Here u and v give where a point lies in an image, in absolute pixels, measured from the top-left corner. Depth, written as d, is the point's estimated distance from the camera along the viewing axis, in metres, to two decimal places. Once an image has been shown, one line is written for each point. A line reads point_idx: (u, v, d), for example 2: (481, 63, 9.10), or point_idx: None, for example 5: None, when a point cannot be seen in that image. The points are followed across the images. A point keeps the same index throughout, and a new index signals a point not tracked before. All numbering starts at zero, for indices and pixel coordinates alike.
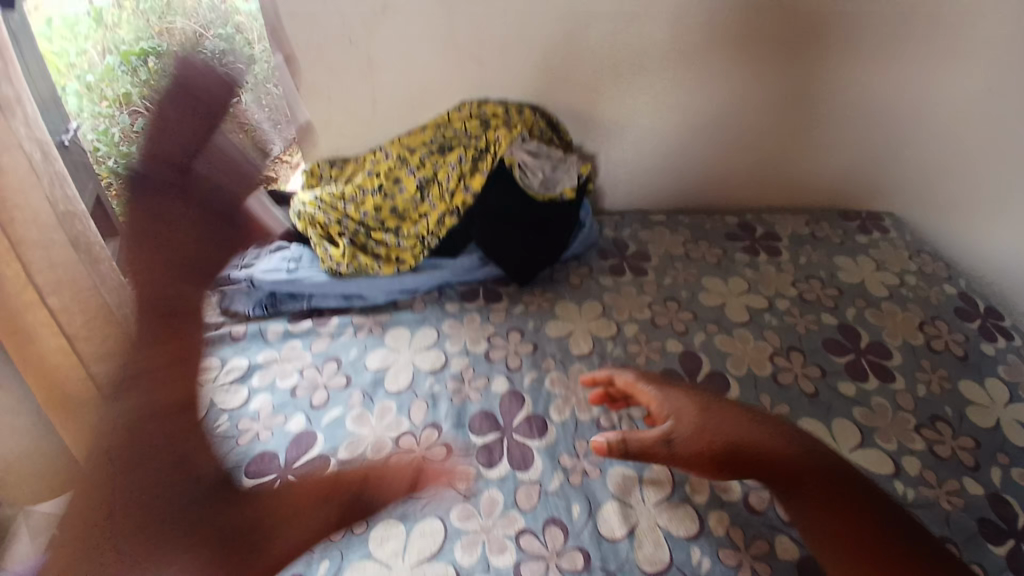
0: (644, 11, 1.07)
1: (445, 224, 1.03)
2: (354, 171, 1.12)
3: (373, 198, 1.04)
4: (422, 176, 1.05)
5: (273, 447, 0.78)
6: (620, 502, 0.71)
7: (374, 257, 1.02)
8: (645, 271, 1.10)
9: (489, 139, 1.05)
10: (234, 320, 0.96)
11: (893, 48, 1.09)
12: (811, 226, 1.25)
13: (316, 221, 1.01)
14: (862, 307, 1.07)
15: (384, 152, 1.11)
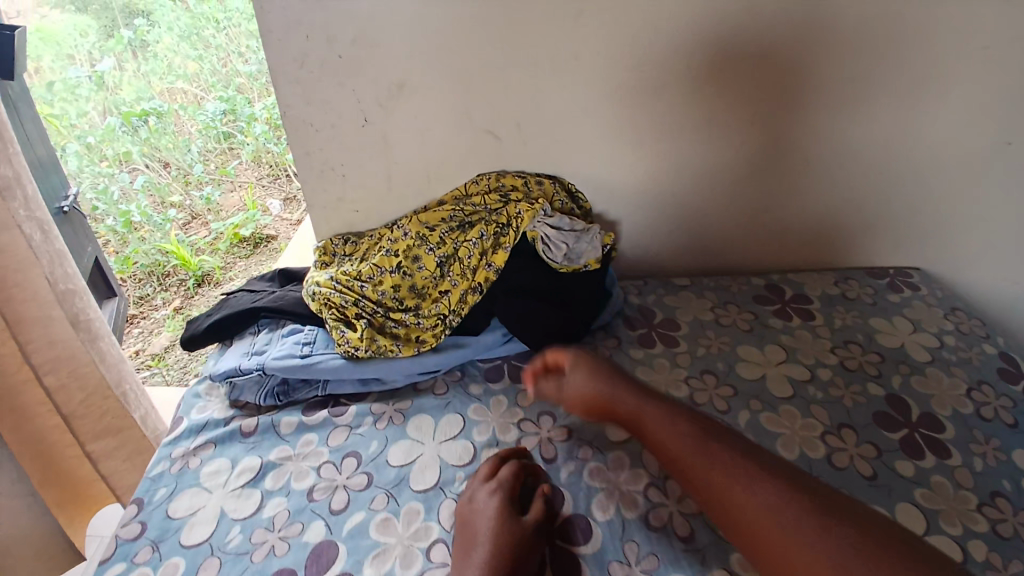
0: (665, 78, 1.03)
1: (467, 302, 0.99)
2: (369, 248, 1.09)
3: (392, 277, 1.01)
4: (443, 253, 1.02)
5: (290, 565, 0.71)
6: None
7: (393, 338, 0.98)
8: (676, 340, 1.05)
9: (510, 214, 1.01)
10: (246, 414, 0.93)
11: (924, 108, 1.05)
12: (840, 285, 1.21)
13: (333, 302, 0.98)
14: (905, 374, 1.01)
15: (400, 228, 1.07)
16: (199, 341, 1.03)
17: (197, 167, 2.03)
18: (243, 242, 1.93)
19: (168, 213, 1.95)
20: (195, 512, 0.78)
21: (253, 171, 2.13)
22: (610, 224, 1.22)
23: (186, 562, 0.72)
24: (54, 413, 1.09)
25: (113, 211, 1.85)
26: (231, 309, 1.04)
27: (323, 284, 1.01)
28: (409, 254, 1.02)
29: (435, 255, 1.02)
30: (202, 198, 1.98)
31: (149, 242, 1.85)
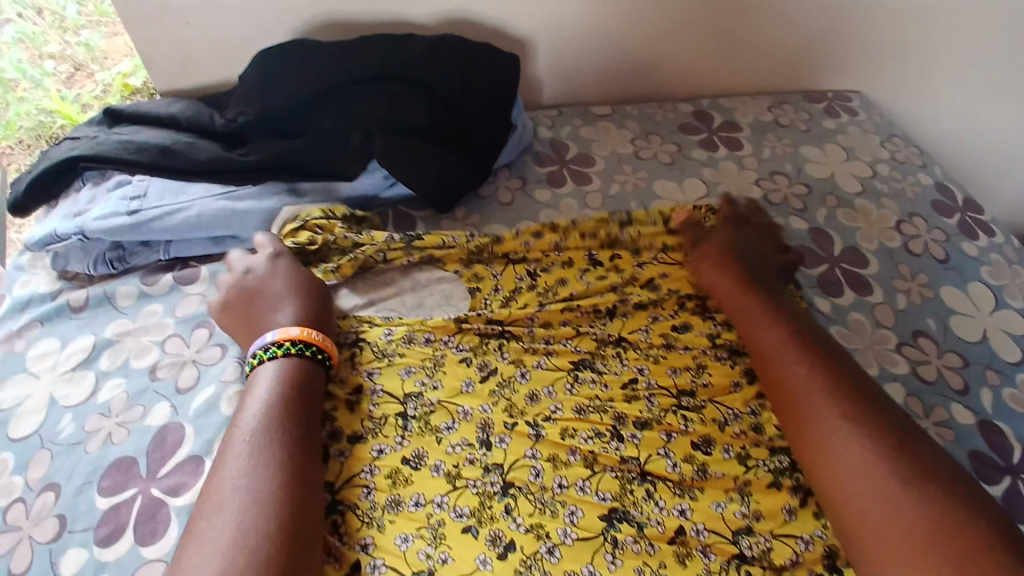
0: None
1: (511, 440, 0.64)
2: (462, 470, 0.62)
3: (473, 466, 0.62)
4: (420, 491, 0.60)
5: (132, 451, 0.62)
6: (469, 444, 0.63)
7: (473, 459, 0.62)
8: (589, 177, 0.95)
9: (503, 453, 0.63)
10: (75, 284, 0.78)
11: (980, 116, 1.16)
12: (775, 111, 1.08)
13: (461, 467, 0.62)
14: (833, 206, 0.92)
15: (495, 478, 0.61)
16: (18, 205, 0.83)
17: (72, 5, 1.29)
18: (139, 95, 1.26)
19: (44, 66, 1.25)
20: (21, 402, 0.67)
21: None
22: (522, 45, 1.01)
23: (16, 457, 0.64)
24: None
25: None
26: (47, 159, 0.82)
27: (447, 447, 0.63)
28: (740, 359, 0.72)
29: (457, 450, 0.63)
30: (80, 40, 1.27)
31: (30, 102, 1.21)
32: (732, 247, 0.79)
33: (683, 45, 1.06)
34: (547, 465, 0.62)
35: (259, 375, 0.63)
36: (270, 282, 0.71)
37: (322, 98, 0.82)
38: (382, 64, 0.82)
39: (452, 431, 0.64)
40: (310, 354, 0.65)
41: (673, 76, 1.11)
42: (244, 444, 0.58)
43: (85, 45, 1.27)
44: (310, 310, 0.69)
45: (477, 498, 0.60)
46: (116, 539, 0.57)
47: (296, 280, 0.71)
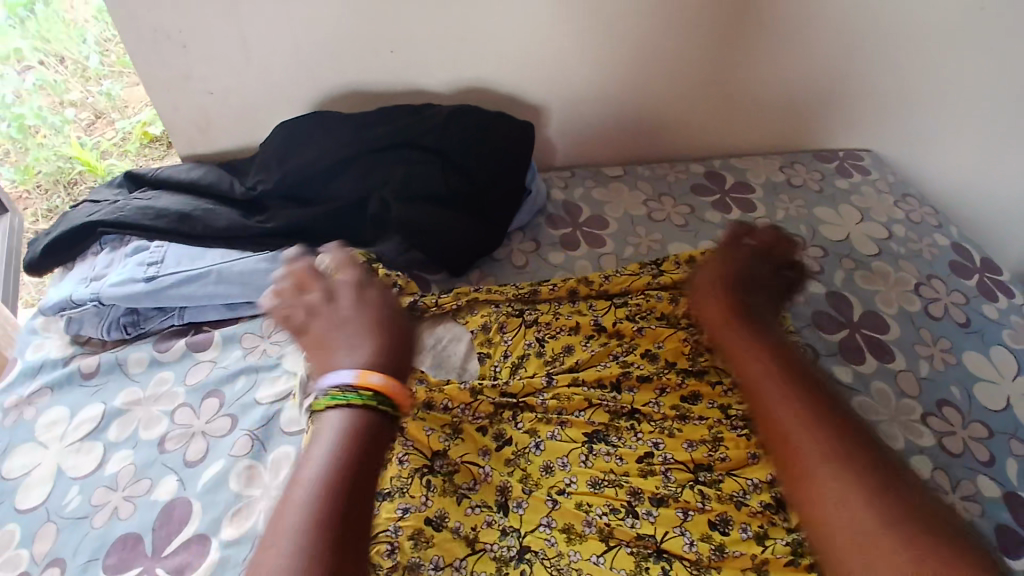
0: (284, 21, 0.88)
1: (531, 508, 0.62)
2: (481, 535, 0.60)
3: (493, 529, 0.60)
4: (440, 552, 0.58)
5: (138, 528, 0.61)
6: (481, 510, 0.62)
7: (494, 524, 0.61)
8: (602, 240, 0.95)
9: (522, 519, 0.61)
10: (89, 350, 0.78)
11: (994, 174, 1.16)
12: (786, 171, 1.09)
13: (480, 532, 0.60)
14: (850, 269, 0.91)
15: (513, 542, 0.60)
16: (36, 268, 0.84)
17: (96, 58, 1.51)
18: (155, 142, 1.44)
19: (65, 114, 1.45)
20: (29, 472, 0.67)
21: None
22: (534, 110, 1.04)
23: (23, 530, 0.63)
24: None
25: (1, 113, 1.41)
26: (67, 225, 0.84)
27: (468, 510, 0.62)
28: (758, 428, 0.69)
29: (477, 511, 0.62)
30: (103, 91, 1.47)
31: (49, 149, 1.40)
32: (733, 276, 0.73)
33: (693, 109, 1.08)
34: (562, 535, 0.60)
35: (318, 427, 0.54)
36: (337, 315, 0.60)
37: (338, 167, 0.84)
38: (399, 133, 0.84)
39: (472, 492, 0.63)
40: (378, 409, 0.54)
41: (684, 138, 1.12)
42: (304, 494, 0.49)
43: (107, 96, 1.48)
44: (388, 351, 0.57)
45: (494, 566, 0.58)
46: None
47: (377, 319, 0.59)
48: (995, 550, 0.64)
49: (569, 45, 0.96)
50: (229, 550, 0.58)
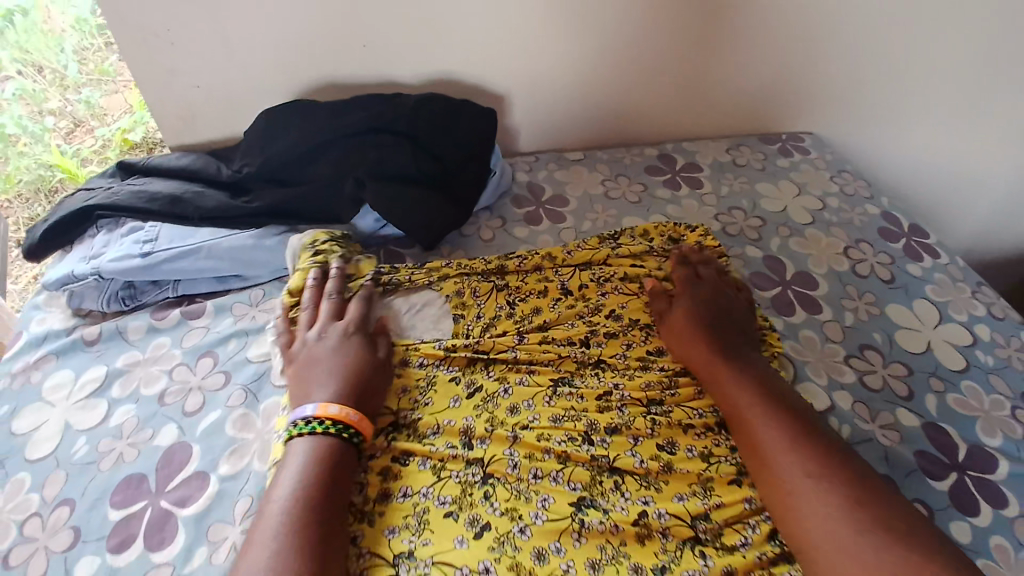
0: (263, 20, 0.95)
1: (495, 443, 0.70)
2: (447, 471, 0.68)
3: (456, 466, 0.68)
4: (410, 483, 0.67)
5: (141, 470, 0.68)
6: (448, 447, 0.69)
7: (459, 459, 0.69)
8: (563, 216, 1.04)
9: (487, 452, 0.69)
10: (89, 321, 0.85)
11: (923, 151, 1.27)
12: (732, 152, 1.19)
13: (449, 467, 0.68)
14: (786, 236, 1.01)
15: (477, 473, 0.67)
16: (33, 251, 0.90)
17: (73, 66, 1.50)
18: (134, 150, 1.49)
19: (44, 122, 1.48)
20: (37, 428, 0.73)
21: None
22: (498, 100, 1.12)
23: (32, 477, 0.69)
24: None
25: None
26: (63, 210, 0.90)
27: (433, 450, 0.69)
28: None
29: (445, 451, 0.69)
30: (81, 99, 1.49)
31: (29, 156, 1.44)
32: (702, 310, 0.81)
33: (646, 97, 1.18)
34: (524, 462, 0.68)
35: (286, 455, 0.65)
36: (319, 346, 0.74)
37: (317, 149, 0.91)
38: (373, 119, 0.92)
39: (437, 436, 0.70)
40: (339, 434, 0.66)
41: (638, 124, 1.22)
42: (277, 512, 0.60)
43: (86, 103, 1.50)
44: (348, 390, 0.69)
45: (460, 492, 0.66)
46: (125, 548, 0.62)
47: (342, 360, 0.72)
48: (914, 469, 0.73)
49: (529, 38, 1.05)
50: (226, 484, 0.66)
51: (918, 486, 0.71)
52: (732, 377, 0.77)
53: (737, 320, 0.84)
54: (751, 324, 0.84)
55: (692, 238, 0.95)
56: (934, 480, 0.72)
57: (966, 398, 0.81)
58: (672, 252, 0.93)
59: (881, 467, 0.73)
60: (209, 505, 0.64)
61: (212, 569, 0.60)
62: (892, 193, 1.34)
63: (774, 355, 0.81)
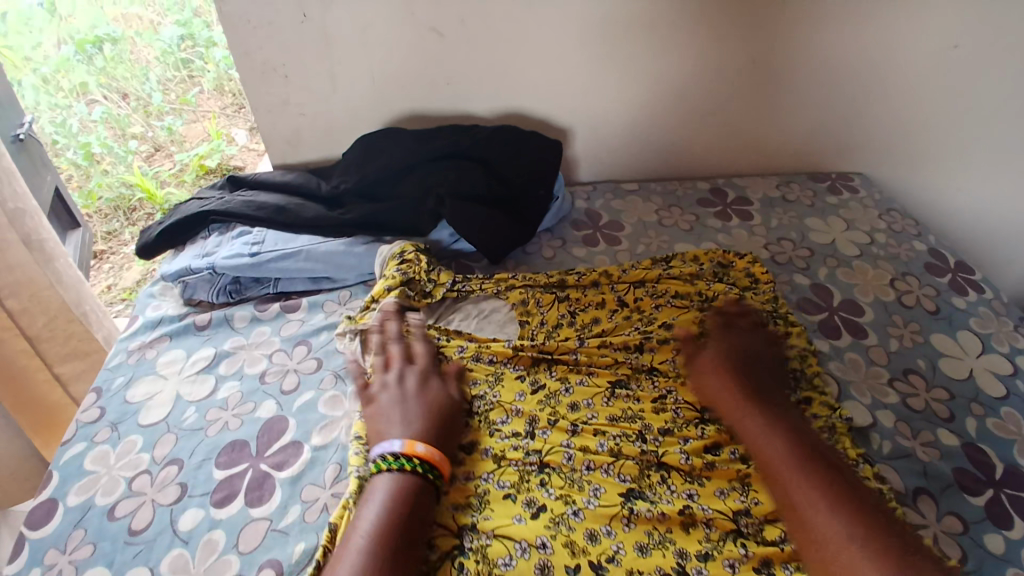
0: (363, 57, 1.09)
1: (554, 434, 0.76)
2: (510, 457, 0.73)
3: (518, 451, 0.74)
4: (470, 470, 0.72)
5: (244, 436, 0.78)
6: (513, 437, 0.75)
7: (519, 446, 0.74)
8: (618, 239, 1.12)
9: (546, 442, 0.75)
10: (199, 309, 0.97)
11: (976, 195, 1.29)
12: (782, 188, 1.25)
13: (510, 454, 0.73)
14: (833, 266, 1.06)
15: (535, 460, 0.73)
16: (150, 248, 1.04)
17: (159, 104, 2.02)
18: (210, 173, 1.91)
19: (128, 147, 1.95)
20: (152, 397, 0.84)
21: (217, 100, 2.13)
22: (563, 132, 1.23)
23: (143, 439, 0.79)
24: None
25: (72, 143, 1.88)
26: (179, 213, 1.04)
27: (500, 437, 0.75)
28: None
29: (508, 439, 0.75)
30: (164, 127, 1.99)
31: (112, 175, 1.88)
32: (728, 353, 0.84)
33: (699, 134, 1.26)
34: (578, 452, 0.74)
35: (371, 488, 0.67)
36: (388, 399, 0.76)
37: (405, 171, 1.04)
38: (454, 146, 1.04)
39: (505, 424, 0.77)
40: (422, 473, 0.67)
41: (692, 159, 1.30)
42: (362, 539, 0.61)
43: (167, 130, 2.00)
44: (430, 431, 0.72)
45: (518, 476, 0.72)
46: (229, 502, 0.71)
47: (423, 405, 0.75)
48: (951, 483, 0.76)
49: (595, 79, 1.16)
50: (319, 451, 0.75)
51: (954, 499, 0.74)
52: (782, 390, 0.82)
53: (788, 339, 0.89)
54: (792, 343, 0.89)
55: (741, 263, 1.01)
56: (969, 493, 0.75)
57: (1005, 422, 0.83)
58: (724, 274, 0.99)
59: (918, 480, 0.76)
60: (304, 469, 0.73)
61: (307, 524, 0.68)
62: (943, 235, 1.36)
63: (816, 373, 0.86)
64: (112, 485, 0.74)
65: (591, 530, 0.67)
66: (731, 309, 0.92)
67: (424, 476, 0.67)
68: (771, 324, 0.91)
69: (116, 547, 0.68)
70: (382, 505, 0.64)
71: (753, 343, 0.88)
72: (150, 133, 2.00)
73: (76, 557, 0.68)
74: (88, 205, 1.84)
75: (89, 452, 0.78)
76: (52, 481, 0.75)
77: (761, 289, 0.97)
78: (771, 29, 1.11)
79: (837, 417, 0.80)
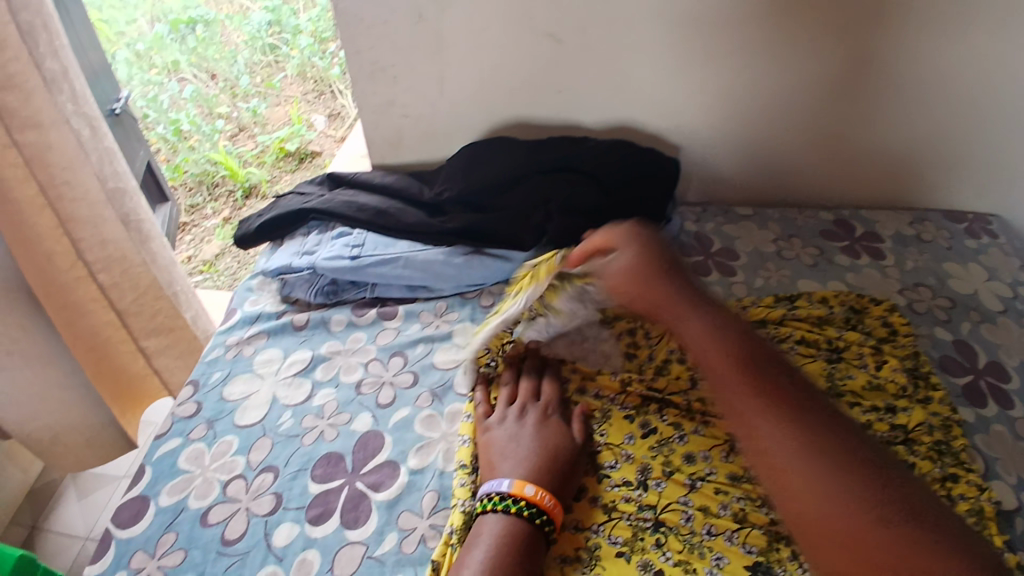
0: (473, 61, 1.05)
1: (670, 487, 0.69)
2: (623, 509, 0.67)
3: (632, 504, 0.68)
4: (579, 519, 0.67)
5: (340, 449, 0.75)
6: (623, 488, 0.69)
7: (632, 498, 0.68)
8: (732, 270, 1.03)
9: (662, 497, 0.68)
10: (296, 308, 0.96)
11: None
12: (915, 226, 1.13)
13: (623, 507, 0.67)
14: (976, 321, 0.94)
15: (650, 517, 0.66)
16: (250, 240, 1.04)
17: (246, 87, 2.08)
18: (289, 157, 1.93)
19: (214, 125, 1.99)
20: (248, 397, 0.83)
21: (299, 86, 2.13)
22: (674, 149, 1.15)
23: (239, 441, 0.78)
24: (91, 280, 1.06)
25: (163, 119, 1.96)
26: (281, 208, 1.03)
27: (610, 486, 0.69)
28: (894, 451, 0.74)
29: (619, 488, 0.69)
30: (250, 109, 2.02)
31: (198, 152, 1.91)
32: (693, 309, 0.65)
33: (820, 159, 1.15)
34: (696, 513, 0.67)
35: (478, 531, 0.62)
36: (503, 432, 0.72)
37: (511, 182, 0.99)
38: (564, 158, 0.99)
39: (615, 469, 0.71)
40: (532, 520, 0.62)
41: (811, 186, 1.19)
42: None
43: (253, 112, 2.02)
44: (545, 472, 0.67)
45: (630, 532, 0.65)
46: (323, 521, 0.68)
47: (539, 442, 0.70)
48: None
49: (712, 95, 1.08)
50: (415, 475, 0.71)
51: None
52: (927, 463, 0.72)
53: (933, 405, 0.79)
54: (933, 410, 0.79)
55: (878, 311, 0.91)
56: None
57: None
58: (857, 322, 0.90)
59: None
60: (400, 493, 0.70)
61: (404, 556, 0.65)
62: None
63: (963, 447, 0.75)
64: (205, 488, 0.73)
65: None
66: (867, 364, 0.83)
67: (532, 523, 0.62)
68: (913, 384, 0.81)
69: (207, 558, 0.67)
70: (489, 550, 0.60)
71: (892, 404, 0.79)
72: (235, 114, 2.03)
73: (165, 563, 0.67)
74: (175, 178, 1.90)
75: (183, 449, 0.77)
76: (145, 477, 0.75)
77: (900, 342, 0.87)
78: (922, 51, 0.99)
79: (985, 500, 0.70)
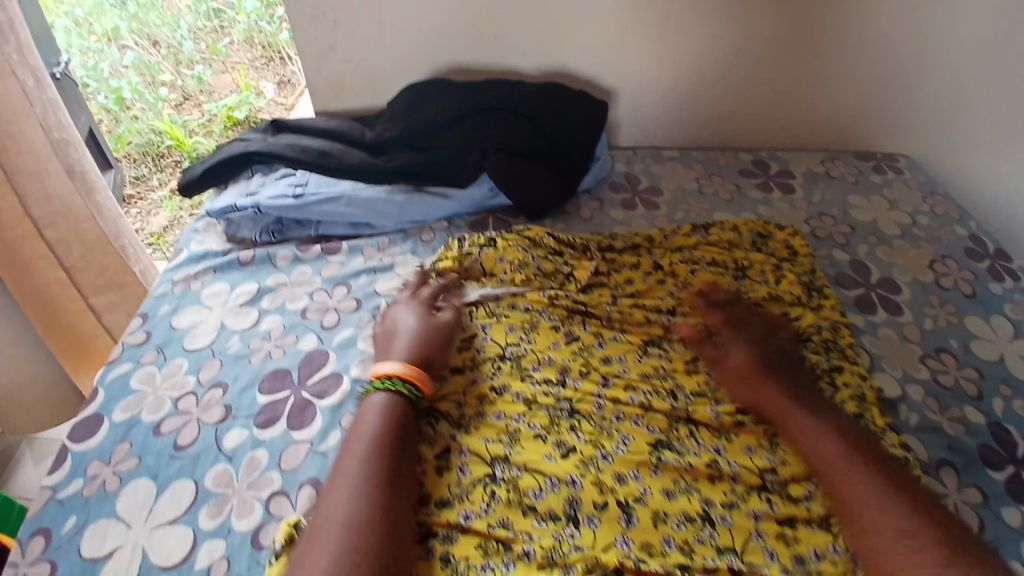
0: (412, 5, 1.08)
1: (587, 382, 0.77)
2: (543, 401, 0.75)
3: (552, 397, 0.75)
4: (502, 409, 0.74)
5: (286, 366, 0.80)
6: (546, 385, 0.77)
7: (552, 391, 0.76)
8: (657, 204, 1.11)
9: (579, 390, 0.76)
10: (241, 246, 0.99)
11: None
12: (827, 165, 1.23)
13: (542, 399, 0.75)
14: (874, 244, 1.05)
15: (566, 407, 0.74)
16: (194, 187, 1.06)
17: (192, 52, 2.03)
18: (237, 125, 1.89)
19: (159, 93, 1.95)
20: (197, 325, 0.87)
21: (246, 51, 2.11)
22: (607, 95, 1.21)
23: (188, 363, 0.82)
24: (38, 238, 1.05)
25: (103, 87, 1.91)
26: (224, 153, 1.05)
27: (533, 383, 0.77)
28: None
29: (540, 384, 0.77)
30: (195, 76, 1.98)
31: (142, 122, 1.87)
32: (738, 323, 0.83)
33: (744, 104, 1.23)
34: (608, 403, 0.75)
35: (365, 406, 0.71)
36: (399, 314, 0.82)
37: (450, 122, 1.03)
38: (501, 100, 1.03)
39: (537, 370, 0.79)
40: (410, 397, 0.71)
41: (736, 129, 1.27)
42: (360, 449, 0.65)
43: (198, 79, 1.99)
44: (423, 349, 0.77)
45: (550, 419, 0.73)
46: (271, 425, 0.74)
47: (425, 324, 0.80)
48: (972, 458, 0.76)
49: (643, 42, 1.14)
50: (357, 384, 0.77)
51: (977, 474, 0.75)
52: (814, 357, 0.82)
53: (825, 311, 0.89)
54: (824, 315, 0.89)
55: (781, 235, 1.01)
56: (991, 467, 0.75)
57: None
58: (765, 245, 0.99)
59: (942, 452, 0.77)
60: (343, 399, 0.76)
61: None
62: None
63: (849, 344, 0.85)
64: (157, 404, 0.77)
65: (620, 474, 0.68)
66: (769, 280, 0.92)
67: (409, 397, 0.72)
68: (807, 295, 0.91)
69: (161, 461, 0.71)
70: (377, 420, 0.68)
71: (789, 312, 0.88)
72: (180, 80, 2.00)
73: (121, 468, 0.71)
74: (118, 149, 1.85)
75: (135, 372, 0.81)
76: (98, 397, 0.78)
77: (799, 261, 0.97)
78: None
79: (867, 388, 0.80)
